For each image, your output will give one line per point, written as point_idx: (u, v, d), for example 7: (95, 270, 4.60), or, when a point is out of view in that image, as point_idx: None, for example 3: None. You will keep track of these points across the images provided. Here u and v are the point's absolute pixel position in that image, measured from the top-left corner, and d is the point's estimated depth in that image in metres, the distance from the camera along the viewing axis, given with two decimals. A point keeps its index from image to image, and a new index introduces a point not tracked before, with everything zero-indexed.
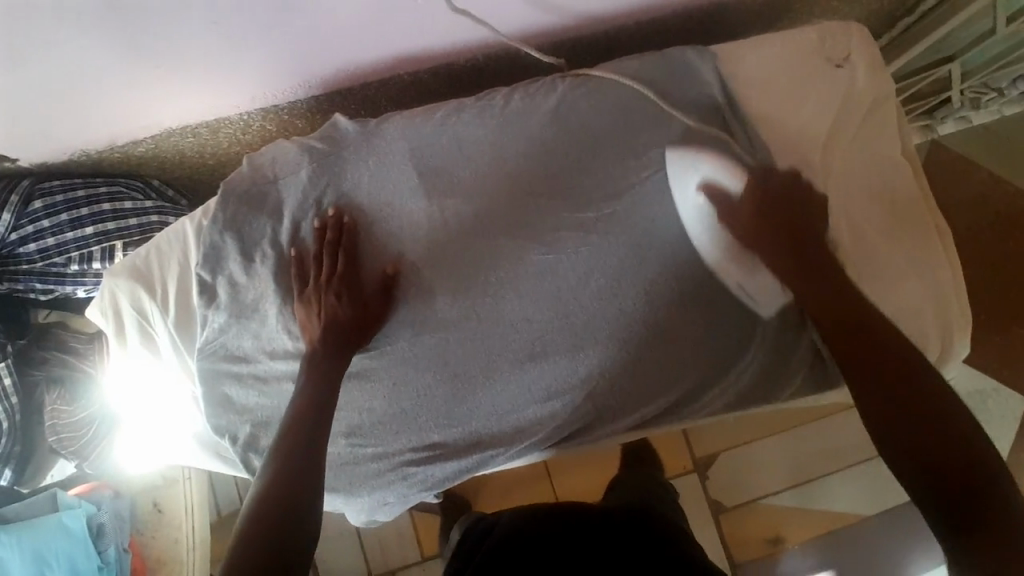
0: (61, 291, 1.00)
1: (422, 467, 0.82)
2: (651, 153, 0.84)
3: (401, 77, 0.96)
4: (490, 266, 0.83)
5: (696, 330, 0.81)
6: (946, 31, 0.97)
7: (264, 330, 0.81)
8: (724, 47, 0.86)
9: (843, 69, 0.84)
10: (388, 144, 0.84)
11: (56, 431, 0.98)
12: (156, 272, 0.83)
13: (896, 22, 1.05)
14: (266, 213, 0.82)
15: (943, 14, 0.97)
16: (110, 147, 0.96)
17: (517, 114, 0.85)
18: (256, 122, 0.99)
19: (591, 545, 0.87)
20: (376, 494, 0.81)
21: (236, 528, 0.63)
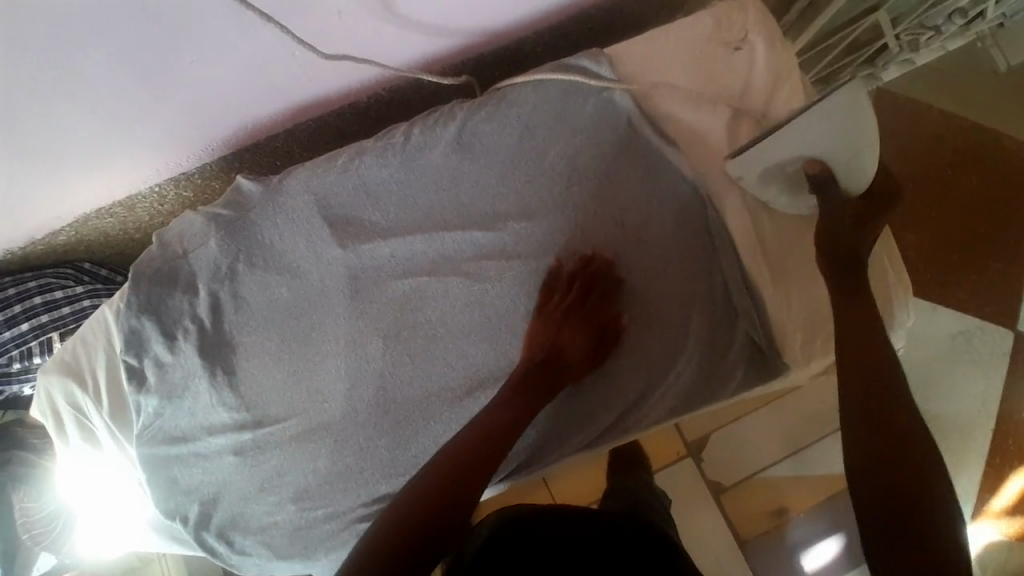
0: (8, 390, 1.01)
1: None
2: (559, 168, 0.82)
3: (305, 124, 0.95)
4: (416, 306, 0.82)
5: (630, 341, 0.80)
6: None
7: (200, 408, 0.81)
8: (617, 47, 0.84)
9: (742, 50, 0.81)
10: (293, 200, 0.83)
11: (26, 529, 0.98)
12: (85, 364, 0.83)
13: None
14: (181, 289, 0.81)
15: None
16: (30, 243, 0.96)
17: (420, 149, 0.84)
18: (170, 192, 0.98)
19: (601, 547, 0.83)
20: (334, 556, 0.80)
21: (392, 520, 0.63)
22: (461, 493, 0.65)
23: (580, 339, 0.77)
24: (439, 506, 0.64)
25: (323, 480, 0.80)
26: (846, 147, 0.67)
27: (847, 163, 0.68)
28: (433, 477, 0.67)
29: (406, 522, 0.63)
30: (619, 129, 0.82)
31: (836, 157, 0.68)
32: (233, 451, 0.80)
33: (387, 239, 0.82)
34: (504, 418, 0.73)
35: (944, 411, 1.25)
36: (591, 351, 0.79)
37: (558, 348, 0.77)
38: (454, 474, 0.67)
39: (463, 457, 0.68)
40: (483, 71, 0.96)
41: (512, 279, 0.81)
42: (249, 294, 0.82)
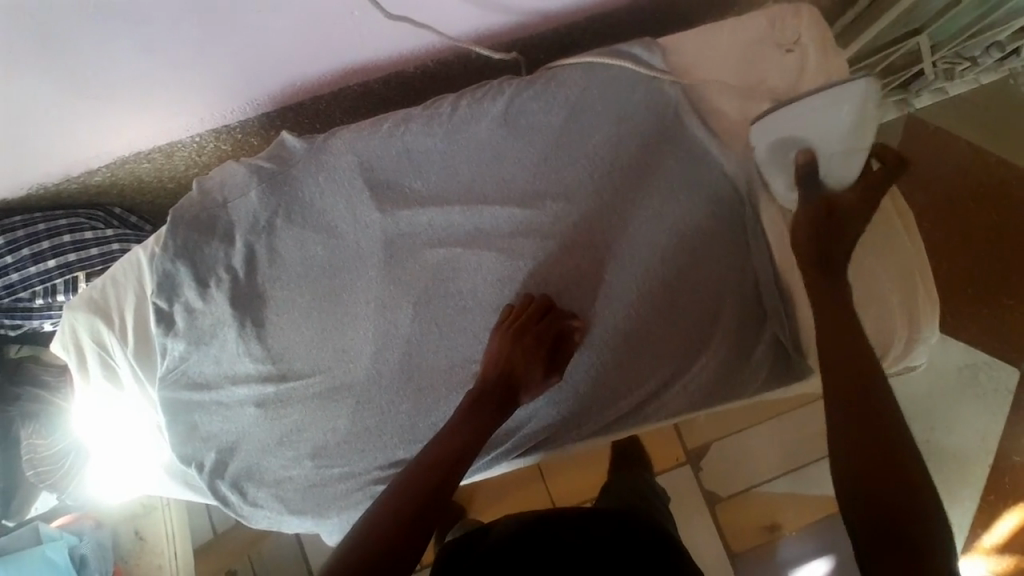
0: (29, 325, 1.01)
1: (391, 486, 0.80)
2: (604, 152, 0.82)
3: (351, 88, 0.95)
4: (449, 276, 0.82)
5: (659, 331, 0.80)
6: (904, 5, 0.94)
7: (224, 355, 0.81)
8: (672, 39, 0.84)
9: (795, 53, 0.82)
10: (335, 160, 0.83)
11: (33, 466, 0.98)
12: (113, 302, 0.83)
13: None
14: (218, 237, 0.82)
15: None
16: (65, 179, 0.96)
17: (467, 119, 0.83)
18: (209, 144, 0.98)
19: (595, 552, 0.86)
20: (347, 514, 0.81)
21: (359, 527, 0.64)
22: (408, 524, 0.63)
23: (535, 367, 0.76)
24: (406, 525, 0.63)
25: (341, 440, 0.80)
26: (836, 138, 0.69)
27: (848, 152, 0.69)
28: (394, 498, 0.65)
29: (377, 537, 0.62)
30: (667, 119, 0.82)
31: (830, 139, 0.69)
32: (255, 401, 0.81)
33: (425, 207, 0.82)
34: (463, 416, 0.73)
35: (945, 438, 1.26)
36: (552, 356, 0.78)
37: (512, 369, 0.75)
38: (411, 496, 0.65)
39: (425, 474, 0.67)
40: (532, 52, 0.96)
41: (544, 259, 0.81)
42: (285, 249, 0.82)
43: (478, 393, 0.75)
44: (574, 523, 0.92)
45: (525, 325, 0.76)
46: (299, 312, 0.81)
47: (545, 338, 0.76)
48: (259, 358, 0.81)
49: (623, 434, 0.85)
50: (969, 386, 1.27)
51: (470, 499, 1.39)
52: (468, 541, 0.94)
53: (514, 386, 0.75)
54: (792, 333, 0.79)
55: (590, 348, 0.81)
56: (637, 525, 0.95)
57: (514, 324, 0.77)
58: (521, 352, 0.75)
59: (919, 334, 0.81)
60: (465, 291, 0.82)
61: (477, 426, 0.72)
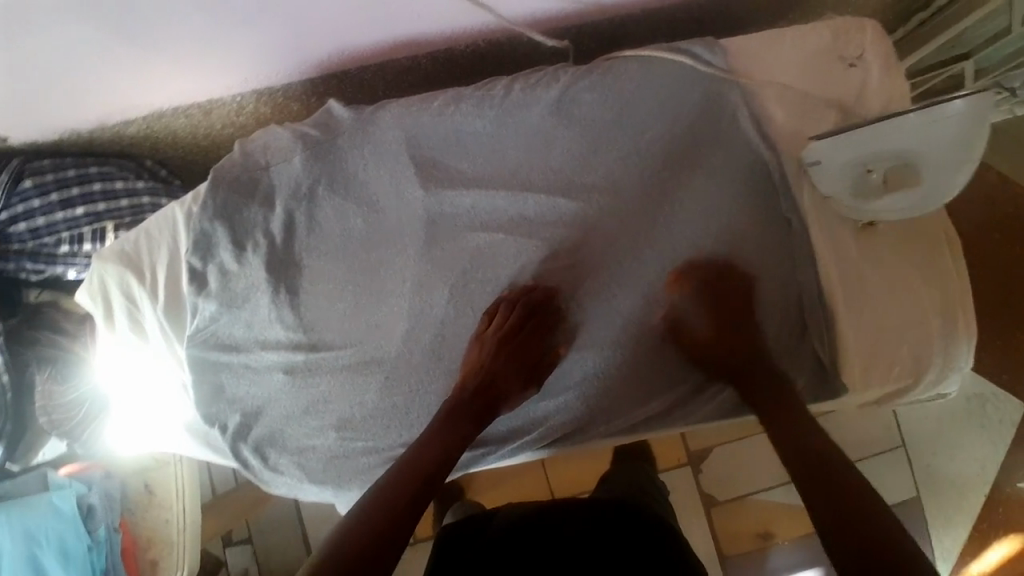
0: (52, 271, 0.99)
1: None
2: (655, 149, 0.80)
3: (398, 61, 0.93)
4: (487, 261, 0.81)
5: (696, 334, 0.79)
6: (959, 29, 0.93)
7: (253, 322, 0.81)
8: (735, 41, 0.83)
9: (857, 68, 0.81)
10: (382, 133, 0.82)
11: (45, 411, 1.00)
12: (145, 257, 0.82)
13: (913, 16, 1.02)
14: (257, 201, 0.81)
15: (958, 12, 0.93)
16: (99, 127, 0.95)
17: (521, 105, 0.82)
18: (249, 105, 0.97)
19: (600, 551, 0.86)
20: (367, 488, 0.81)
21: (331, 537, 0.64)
22: (383, 539, 0.64)
23: (512, 379, 0.78)
24: (383, 538, 0.64)
25: (367, 414, 0.80)
26: (927, 158, 0.68)
27: (946, 169, 0.68)
28: (382, 515, 0.66)
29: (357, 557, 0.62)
30: (723, 123, 0.81)
31: (922, 157, 0.68)
32: (283, 368, 0.81)
33: (469, 190, 0.81)
34: (439, 424, 0.75)
35: (943, 467, 1.27)
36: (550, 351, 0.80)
37: (493, 380, 0.77)
38: (390, 507, 0.67)
39: (405, 485, 0.69)
40: (588, 41, 0.94)
41: (587, 252, 0.80)
42: (324, 220, 0.81)
43: (455, 403, 0.76)
44: (565, 519, 0.91)
45: (507, 333, 0.77)
46: (334, 286, 0.81)
47: (527, 347, 0.78)
48: (289, 325, 0.80)
49: (642, 436, 0.85)
50: (974, 416, 1.28)
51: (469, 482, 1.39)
52: (470, 524, 0.94)
53: (490, 402, 0.77)
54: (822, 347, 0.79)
55: (617, 342, 0.80)
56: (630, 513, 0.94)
57: (499, 330, 0.77)
58: (503, 359, 0.77)
59: (951, 362, 0.81)
60: (500, 275, 0.81)
61: (454, 436, 0.74)
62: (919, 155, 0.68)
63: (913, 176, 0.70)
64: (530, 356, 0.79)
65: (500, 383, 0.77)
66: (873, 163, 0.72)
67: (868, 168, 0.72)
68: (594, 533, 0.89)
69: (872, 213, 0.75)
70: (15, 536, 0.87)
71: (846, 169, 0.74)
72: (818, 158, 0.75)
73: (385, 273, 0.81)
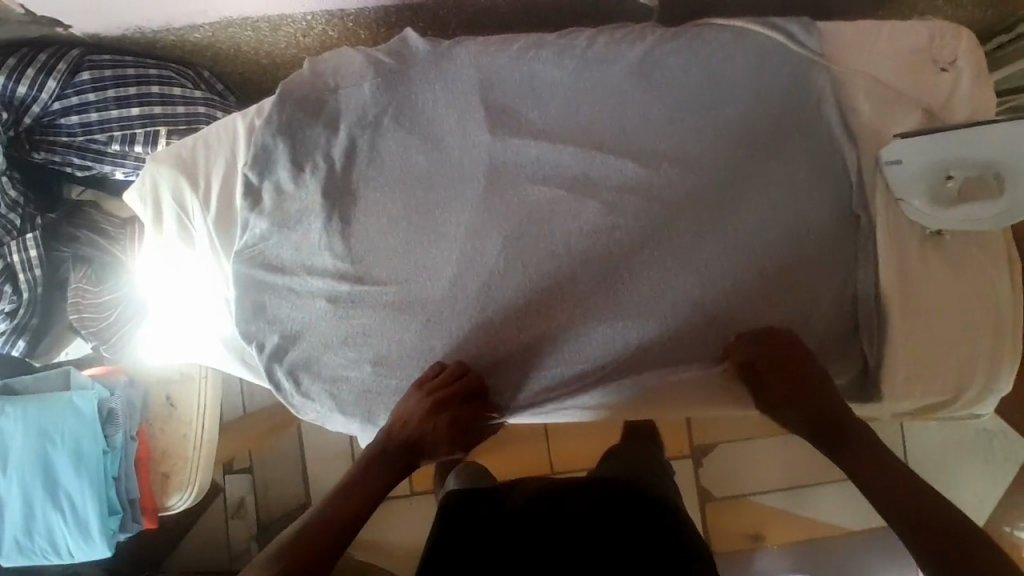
0: (99, 170, 0.98)
1: None
2: (731, 126, 0.78)
3: (477, 1, 0.89)
4: (542, 217, 0.79)
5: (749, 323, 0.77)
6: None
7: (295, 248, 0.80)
8: (827, 27, 0.80)
9: (948, 73, 0.78)
10: (456, 71, 0.80)
11: (78, 310, 0.98)
12: (201, 165, 0.81)
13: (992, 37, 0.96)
14: (322, 122, 0.79)
15: None
16: (165, 29, 0.93)
17: (602, 61, 0.80)
18: (318, 26, 0.93)
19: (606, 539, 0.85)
20: None
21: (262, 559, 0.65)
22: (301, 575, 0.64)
23: (443, 435, 0.78)
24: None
25: (405, 353, 0.79)
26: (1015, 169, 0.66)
27: None
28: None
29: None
30: (805, 109, 0.78)
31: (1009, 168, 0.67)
32: (325, 293, 0.80)
33: (537, 142, 0.79)
34: (367, 463, 0.76)
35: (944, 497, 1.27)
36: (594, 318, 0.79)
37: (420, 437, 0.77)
38: (317, 540, 0.67)
39: (334, 519, 0.69)
40: (674, 8, 0.91)
41: (646, 222, 0.78)
42: (386, 152, 0.80)
43: (386, 446, 0.76)
44: (563, 497, 0.91)
45: (443, 403, 0.75)
46: (386, 220, 0.79)
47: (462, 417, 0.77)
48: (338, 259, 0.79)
49: (659, 413, 0.86)
50: (981, 450, 1.27)
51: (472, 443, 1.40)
52: (482, 498, 0.93)
53: (417, 448, 0.77)
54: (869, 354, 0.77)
55: (664, 317, 0.78)
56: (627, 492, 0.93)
57: (435, 388, 0.76)
58: (439, 430, 0.77)
59: (992, 385, 0.79)
60: (552, 233, 0.79)
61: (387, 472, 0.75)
62: (1009, 165, 0.67)
63: (994, 186, 0.69)
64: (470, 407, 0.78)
65: (427, 431, 0.77)
66: (956, 169, 0.70)
67: (950, 173, 0.71)
68: (603, 515, 0.88)
69: (944, 222, 0.73)
70: (30, 431, 0.91)
71: (928, 170, 0.72)
72: (897, 155, 0.74)
73: (438, 214, 0.79)
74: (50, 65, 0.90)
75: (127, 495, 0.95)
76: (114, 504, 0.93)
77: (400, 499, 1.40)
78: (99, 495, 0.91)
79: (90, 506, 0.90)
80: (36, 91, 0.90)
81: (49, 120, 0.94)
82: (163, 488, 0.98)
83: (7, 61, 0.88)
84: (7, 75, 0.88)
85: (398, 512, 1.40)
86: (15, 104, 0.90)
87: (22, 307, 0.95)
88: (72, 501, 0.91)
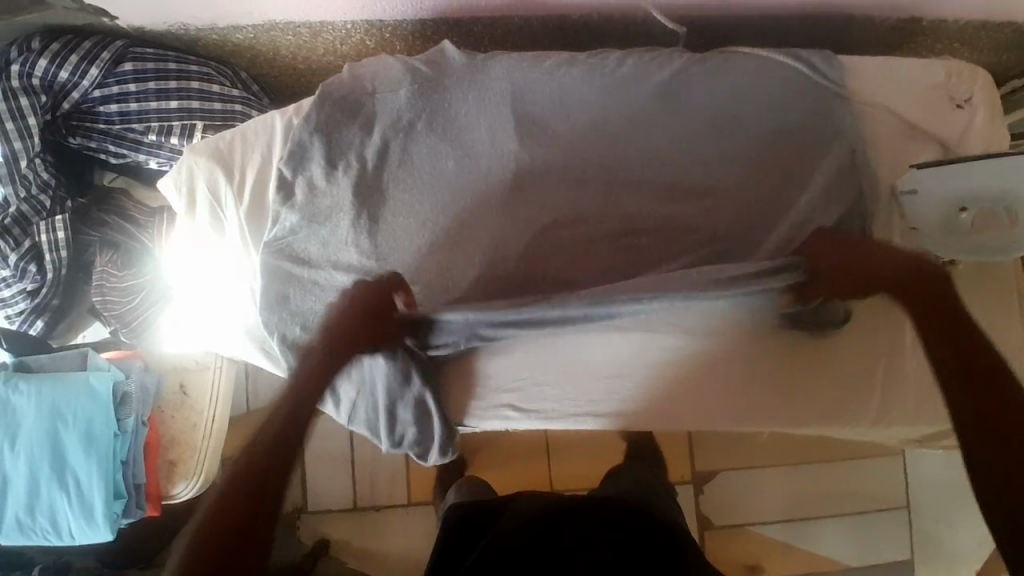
0: (133, 158, 1.01)
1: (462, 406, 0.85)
2: (754, 150, 0.80)
3: (511, 20, 0.93)
4: (564, 227, 0.81)
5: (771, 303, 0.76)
6: None
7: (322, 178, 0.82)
8: (847, 62, 0.84)
9: (963, 110, 0.81)
10: (490, 82, 0.83)
11: (101, 292, 1.01)
12: (237, 160, 0.84)
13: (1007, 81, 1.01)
14: (357, 124, 0.82)
15: None
16: (209, 28, 0.95)
17: (631, 81, 0.83)
18: (356, 35, 0.96)
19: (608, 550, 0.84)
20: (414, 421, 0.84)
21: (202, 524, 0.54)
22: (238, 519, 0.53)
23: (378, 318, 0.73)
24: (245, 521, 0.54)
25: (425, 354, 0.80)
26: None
27: None
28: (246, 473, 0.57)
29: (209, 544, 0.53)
30: (829, 137, 0.80)
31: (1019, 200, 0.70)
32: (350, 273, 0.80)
33: (566, 155, 0.82)
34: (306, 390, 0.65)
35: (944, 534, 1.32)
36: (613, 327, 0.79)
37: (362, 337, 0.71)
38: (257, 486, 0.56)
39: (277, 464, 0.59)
40: (699, 38, 0.94)
41: (667, 237, 0.80)
42: (418, 156, 0.82)
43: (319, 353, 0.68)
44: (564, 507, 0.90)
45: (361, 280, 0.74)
46: (415, 223, 0.81)
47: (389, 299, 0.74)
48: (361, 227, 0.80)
49: (667, 428, 0.86)
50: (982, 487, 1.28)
51: (473, 456, 1.39)
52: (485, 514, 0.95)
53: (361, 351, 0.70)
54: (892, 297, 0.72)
55: (675, 329, 0.82)
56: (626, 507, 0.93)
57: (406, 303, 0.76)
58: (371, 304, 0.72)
59: None
60: (574, 243, 0.80)
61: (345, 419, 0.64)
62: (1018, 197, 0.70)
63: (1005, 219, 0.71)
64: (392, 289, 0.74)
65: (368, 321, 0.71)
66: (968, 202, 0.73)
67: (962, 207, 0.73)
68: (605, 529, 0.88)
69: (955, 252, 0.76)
70: (42, 408, 0.92)
71: (942, 202, 0.74)
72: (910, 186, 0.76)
73: (466, 220, 0.81)
74: (94, 54, 0.92)
75: (133, 480, 0.95)
76: (120, 488, 0.94)
77: (397, 508, 1.40)
78: (107, 479, 0.92)
79: (97, 489, 0.91)
80: (78, 77, 0.93)
81: (87, 106, 0.97)
82: (170, 476, 0.98)
83: (51, 45, 0.90)
84: (50, 59, 0.90)
85: (394, 522, 1.39)
86: (56, 89, 0.93)
87: (44, 287, 0.99)
88: (78, 482, 0.91)
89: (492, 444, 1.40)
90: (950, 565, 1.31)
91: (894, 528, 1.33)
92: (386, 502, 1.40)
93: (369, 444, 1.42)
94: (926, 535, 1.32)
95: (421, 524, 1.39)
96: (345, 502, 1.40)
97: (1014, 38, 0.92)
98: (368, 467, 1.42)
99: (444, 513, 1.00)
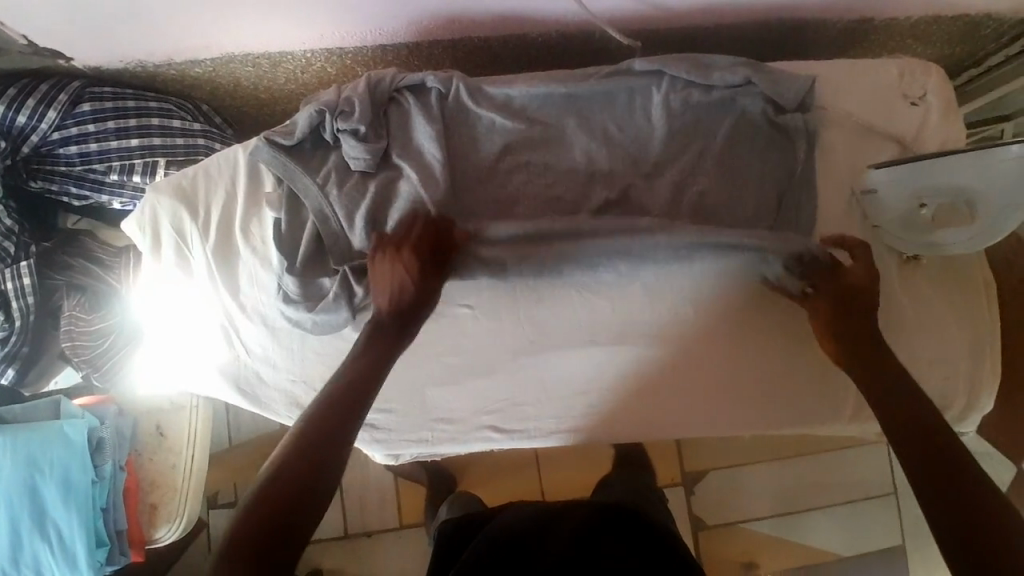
0: (96, 199, 1.01)
1: (446, 428, 0.88)
2: (707, 160, 0.81)
3: (470, 40, 0.93)
4: None
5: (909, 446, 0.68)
6: (1002, 92, 0.97)
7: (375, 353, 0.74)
8: (801, 67, 0.85)
9: (918, 107, 0.84)
10: (446, 107, 0.84)
11: (70, 337, 0.99)
12: (202, 193, 0.85)
13: (959, 73, 1.05)
14: (325, 166, 0.83)
15: (1006, 74, 0.96)
16: (166, 63, 0.93)
17: (593, 98, 0.84)
18: (317, 63, 0.96)
19: (609, 545, 0.83)
20: (406, 437, 0.88)
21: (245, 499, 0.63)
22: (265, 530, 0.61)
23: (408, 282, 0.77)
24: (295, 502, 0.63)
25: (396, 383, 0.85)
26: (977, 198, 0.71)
27: (999, 211, 0.70)
28: (282, 470, 0.64)
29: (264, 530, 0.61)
30: (781, 141, 0.82)
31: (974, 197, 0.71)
32: (316, 111, 0.81)
33: (536, 180, 0.83)
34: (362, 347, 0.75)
35: (929, 519, 1.33)
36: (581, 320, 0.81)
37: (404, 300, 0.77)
38: (293, 483, 0.63)
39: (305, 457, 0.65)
40: (660, 47, 0.95)
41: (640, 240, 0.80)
42: (387, 182, 0.82)
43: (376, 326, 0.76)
44: (550, 521, 0.88)
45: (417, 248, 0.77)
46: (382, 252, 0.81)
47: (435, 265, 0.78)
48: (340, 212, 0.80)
49: (645, 435, 0.88)
50: None
51: (463, 473, 1.38)
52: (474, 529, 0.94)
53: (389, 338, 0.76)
54: (828, 297, 0.76)
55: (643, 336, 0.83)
56: (617, 518, 0.90)
57: (401, 255, 0.77)
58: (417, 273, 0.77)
59: (973, 398, 0.82)
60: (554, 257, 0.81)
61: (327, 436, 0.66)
62: (973, 196, 0.71)
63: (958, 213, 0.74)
64: (416, 314, 0.78)
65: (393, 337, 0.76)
66: (925, 197, 0.75)
67: (924, 201, 0.75)
68: (608, 532, 0.86)
69: (922, 246, 0.78)
70: (17, 462, 0.89)
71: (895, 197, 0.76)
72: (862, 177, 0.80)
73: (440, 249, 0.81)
74: (49, 96, 0.90)
75: (115, 527, 0.95)
76: (101, 536, 0.93)
77: (387, 532, 1.38)
78: (88, 529, 0.90)
79: (79, 537, 0.89)
80: (36, 121, 0.90)
81: (46, 149, 0.94)
82: (151, 521, 0.98)
83: (7, 90, 0.88)
84: (7, 105, 0.88)
85: (385, 545, 1.38)
86: (14, 133, 0.91)
87: (13, 335, 0.98)
88: (60, 535, 0.89)
89: (482, 461, 1.39)
90: (940, 546, 1.32)
91: (883, 514, 1.34)
92: (376, 526, 1.38)
93: (357, 469, 1.40)
94: (914, 518, 1.34)
95: (412, 547, 1.37)
96: (335, 530, 1.38)
97: (962, 35, 0.95)
98: (357, 494, 1.40)
99: (434, 528, 1.00)
